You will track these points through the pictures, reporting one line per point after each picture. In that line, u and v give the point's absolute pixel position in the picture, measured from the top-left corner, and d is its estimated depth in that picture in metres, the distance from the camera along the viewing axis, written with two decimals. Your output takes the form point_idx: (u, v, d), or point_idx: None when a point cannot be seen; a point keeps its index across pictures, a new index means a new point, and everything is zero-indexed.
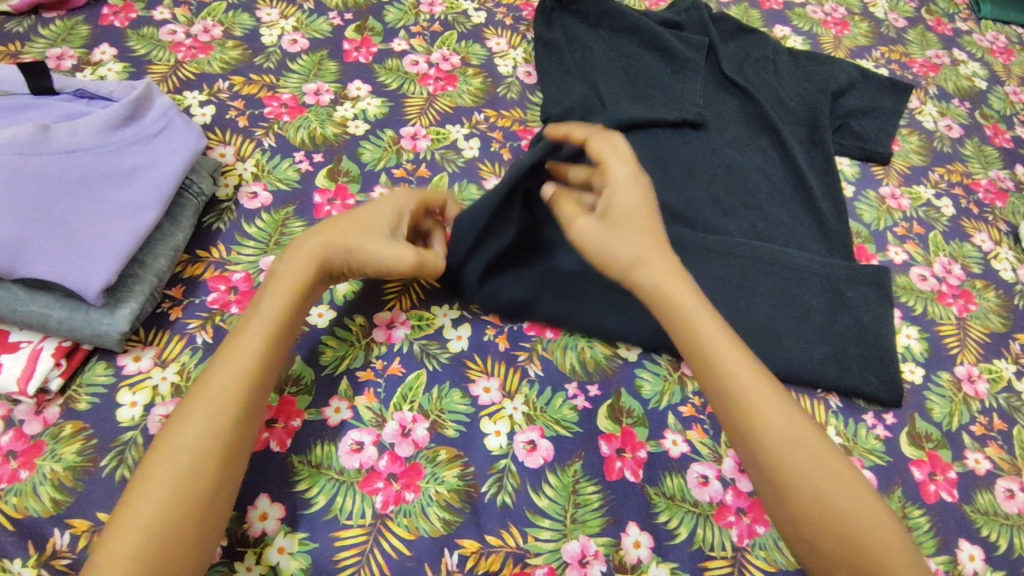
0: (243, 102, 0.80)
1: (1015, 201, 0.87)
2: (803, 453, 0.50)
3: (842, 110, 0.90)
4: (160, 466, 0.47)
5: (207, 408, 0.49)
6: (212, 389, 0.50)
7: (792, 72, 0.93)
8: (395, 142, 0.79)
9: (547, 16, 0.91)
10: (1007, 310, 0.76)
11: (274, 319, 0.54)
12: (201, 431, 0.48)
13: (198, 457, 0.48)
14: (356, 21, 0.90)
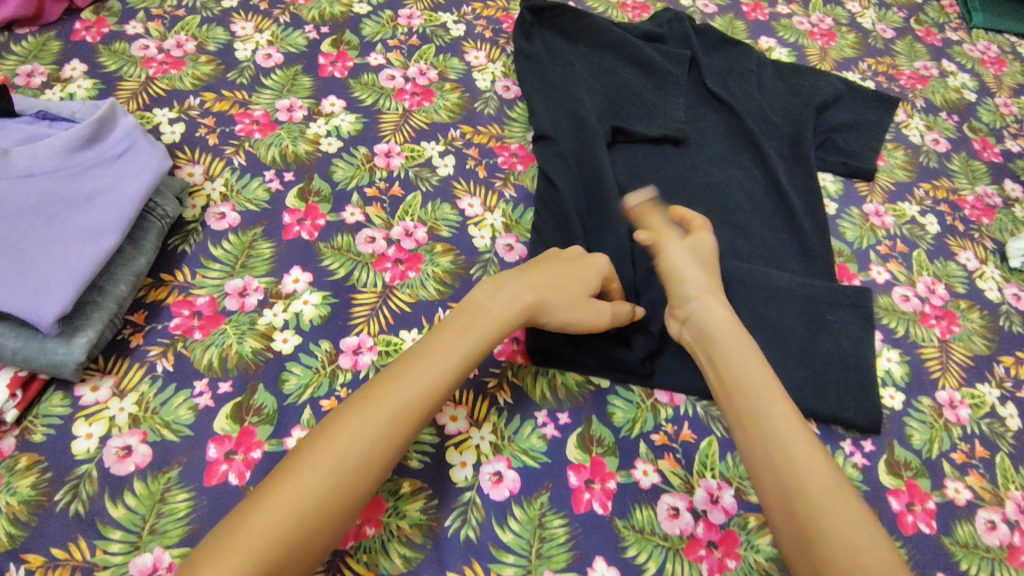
0: (213, 119, 0.75)
1: (1003, 217, 0.85)
2: (809, 461, 0.49)
3: (826, 124, 0.89)
4: (316, 463, 0.45)
5: (378, 423, 0.47)
6: (385, 400, 0.48)
7: (775, 86, 0.92)
8: (368, 160, 0.75)
9: (526, 31, 0.89)
10: (992, 331, 0.75)
11: (473, 352, 0.53)
12: (366, 445, 0.46)
13: (354, 470, 0.45)
14: (332, 34, 0.86)
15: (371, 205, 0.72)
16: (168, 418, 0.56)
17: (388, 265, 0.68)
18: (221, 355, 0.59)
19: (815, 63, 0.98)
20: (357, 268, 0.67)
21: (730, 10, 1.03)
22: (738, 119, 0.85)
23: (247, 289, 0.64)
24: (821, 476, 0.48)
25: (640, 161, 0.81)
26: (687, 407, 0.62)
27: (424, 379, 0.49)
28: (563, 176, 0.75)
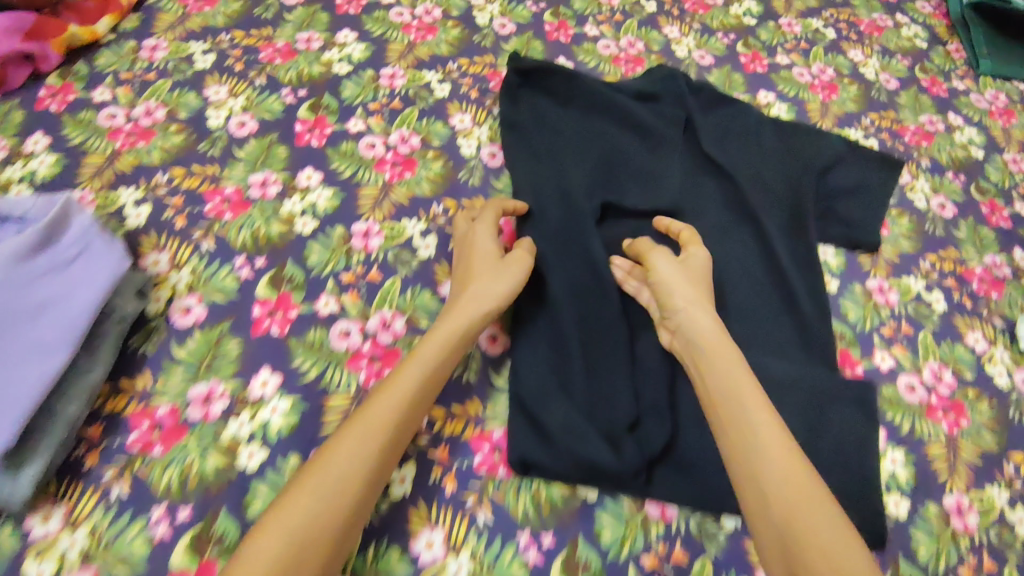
0: (181, 200, 0.71)
1: (1012, 291, 0.82)
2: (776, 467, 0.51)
3: (828, 190, 0.85)
4: (304, 493, 0.47)
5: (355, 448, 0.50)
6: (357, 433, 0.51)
7: (774, 146, 0.87)
8: (345, 242, 0.71)
9: (513, 94, 0.85)
10: (1000, 424, 0.72)
11: (441, 355, 0.58)
12: (348, 466, 0.49)
13: (340, 491, 0.48)
14: (310, 98, 0.82)
15: (347, 293, 0.68)
16: (123, 552, 0.53)
17: (363, 363, 0.64)
18: (181, 476, 0.56)
19: (816, 120, 0.94)
20: (329, 367, 0.63)
21: (728, 61, 0.99)
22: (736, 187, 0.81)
23: (211, 396, 0.61)
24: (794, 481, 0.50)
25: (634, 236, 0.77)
26: (679, 523, 0.60)
27: (390, 400, 0.53)
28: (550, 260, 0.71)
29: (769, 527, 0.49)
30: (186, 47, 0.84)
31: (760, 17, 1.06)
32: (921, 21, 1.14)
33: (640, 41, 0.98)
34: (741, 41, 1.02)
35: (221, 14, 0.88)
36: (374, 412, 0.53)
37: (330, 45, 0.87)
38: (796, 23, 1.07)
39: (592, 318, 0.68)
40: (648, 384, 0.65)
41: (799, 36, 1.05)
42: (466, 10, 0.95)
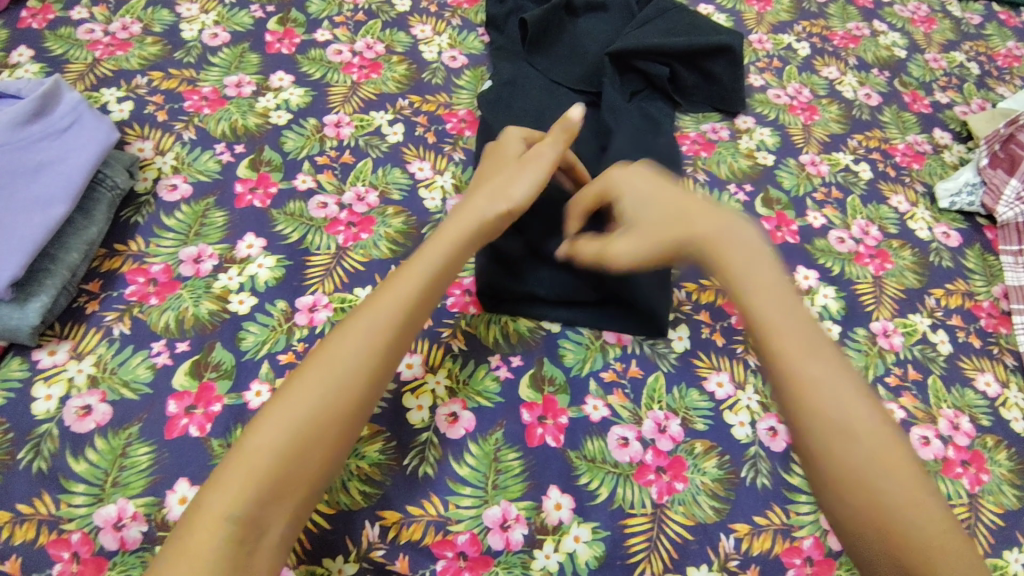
0: (162, 97, 0.82)
1: (932, 163, 0.90)
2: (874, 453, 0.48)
3: (735, 68, 0.87)
4: (283, 412, 0.49)
5: (332, 374, 0.51)
6: (335, 362, 0.52)
7: (683, 23, 0.89)
8: (319, 130, 0.82)
9: None
10: (923, 267, 0.80)
11: (413, 301, 0.56)
12: (328, 392, 0.51)
13: (322, 411, 0.50)
14: (278, 14, 0.92)
15: (322, 172, 0.78)
16: (127, 377, 0.62)
17: (340, 228, 0.74)
18: (177, 318, 0.66)
19: (752, 28, 1.03)
20: (309, 231, 0.74)
21: None
22: (650, 81, 0.87)
23: (200, 256, 0.70)
24: (887, 457, 0.47)
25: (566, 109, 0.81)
26: (635, 346, 0.67)
27: (365, 327, 0.53)
28: None
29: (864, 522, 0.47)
30: None
31: None
32: None
33: None
34: None
35: None
36: (338, 357, 0.52)
37: None
38: None
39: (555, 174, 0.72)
40: None
41: None
42: None
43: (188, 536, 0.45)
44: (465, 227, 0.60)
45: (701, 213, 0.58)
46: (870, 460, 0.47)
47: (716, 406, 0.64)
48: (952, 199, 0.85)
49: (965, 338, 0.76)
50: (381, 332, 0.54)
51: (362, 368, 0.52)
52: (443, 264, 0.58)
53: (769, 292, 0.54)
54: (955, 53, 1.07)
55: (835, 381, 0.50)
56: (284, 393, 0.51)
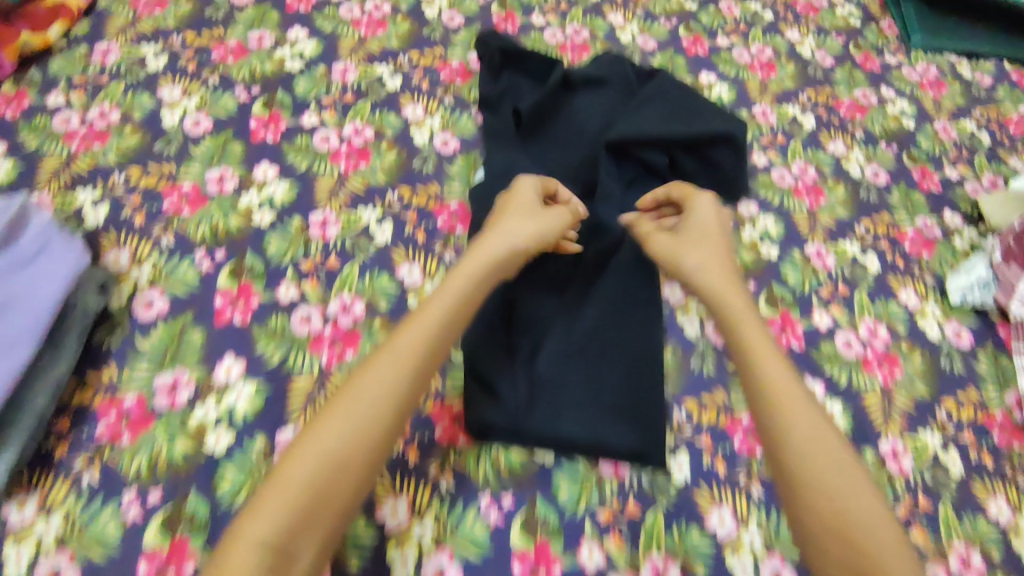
0: (139, 197, 0.73)
1: (943, 251, 0.87)
2: (823, 453, 0.54)
3: (738, 154, 0.83)
4: (319, 438, 0.51)
5: (363, 403, 0.53)
6: (367, 396, 0.53)
7: (683, 104, 0.86)
8: (303, 232, 0.74)
9: (495, 72, 0.87)
10: (933, 374, 0.76)
11: (434, 334, 0.57)
12: (359, 421, 0.52)
13: (355, 439, 0.52)
14: (264, 94, 0.84)
15: (307, 280, 0.70)
16: (96, 535, 0.56)
17: (324, 346, 0.66)
18: (150, 462, 0.59)
19: (755, 98, 0.98)
20: (291, 350, 0.66)
21: (670, 45, 1.02)
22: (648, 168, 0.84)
23: (177, 385, 0.63)
24: (827, 452, 0.54)
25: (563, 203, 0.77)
26: (632, 479, 0.64)
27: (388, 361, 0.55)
28: None
29: (813, 515, 0.52)
30: (138, 50, 0.85)
31: (701, 0, 1.09)
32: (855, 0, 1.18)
33: (586, 28, 1.01)
34: (683, 26, 1.05)
35: (172, 15, 0.89)
36: (369, 385, 0.54)
37: (281, 43, 0.89)
38: (736, 6, 1.11)
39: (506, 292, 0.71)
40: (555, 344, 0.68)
41: (738, 19, 1.09)
42: (415, 5, 0.97)
43: (227, 555, 0.47)
44: (484, 262, 0.63)
45: (707, 247, 0.68)
46: (822, 475, 0.53)
47: (719, 548, 0.61)
48: (964, 294, 0.81)
49: (977, 458, 0.72)
50: (412, 362, 0.56)
51: (385, 404, 0.54)
52: (463, 298, 0.60)
53: (756, 336, 0.61)
54: (964, 121, 1.04)
55: (800, 399, 0.57)
56: (311, 427, 0.52)
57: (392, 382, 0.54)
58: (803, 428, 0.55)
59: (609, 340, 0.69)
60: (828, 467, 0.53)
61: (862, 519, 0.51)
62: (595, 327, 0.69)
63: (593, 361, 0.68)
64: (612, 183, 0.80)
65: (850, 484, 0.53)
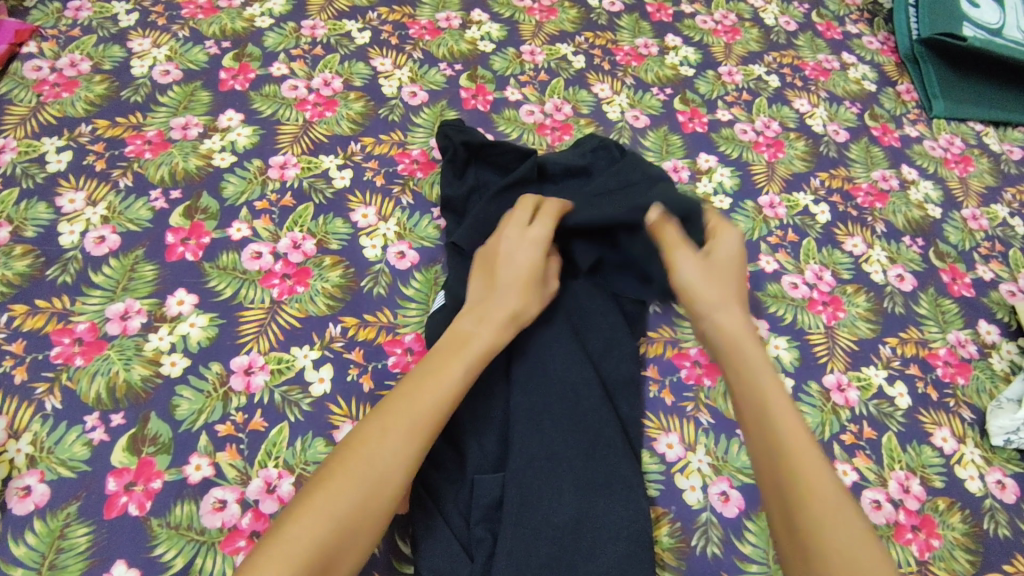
0: (23, 343, 0.61)
1: (980, 374, 0.77)
2: (829, 492, 0.48)
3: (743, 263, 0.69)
4: (333, 493, 0.45)
5: (376, 463, 0.46)
6: (379, 453, 0.47)
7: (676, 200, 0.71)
8: (223, 382, 0.61)
9: (458, 169, 0.73)
10: (975, 541, 0.66)
11: (456, 387, 0.52)
12: (369, 483, 0.46)
13: (371, 499, 0.45)
14: (185, 200, 0.71)
15: (224, 449, 0.58)
16: None
17: (240, 543, 0.54)
18: None
19: (761, 185, 0.86)
20: (198, 552, 0.54)
21: (665, 120, 0.90)
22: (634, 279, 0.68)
23: None
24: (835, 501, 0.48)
25: (534, 328, 0.63)
26: None
27: (407, 420, 0.49)
28: None
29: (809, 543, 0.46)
30: (38, 145, 0.73)
31: (697, 66, 0.97)
32: (869, 59, 1.06)
33: (568, 103, 0.88)
34: (679, 96, 0.93)
35: (82, 100, 0.77)
36: (386, 442, 0.47)
37: (210, 131, 0.76)
38: (737, 70, 0.98)
39: (453, 456, 0.58)
40: (521, 543, 0.52)
41: (740, 86, 0.97)
42: (370, 78, 0.85)
43: None
44: (502, 314, 0.58)
45: (727, 280, 0.59)
46: (833, 518, 0.47)
47: None
48: (1007, 436, 0.71)
49: None
50: (430, 419, 0.50)
51: (413, 459, 0.48)
52: (479, 356, 0.55)
53: (745, 339, 0.56)
54: (996, 207, 0.92)
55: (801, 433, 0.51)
56: (319, 484, 0.45)
57: (410, 438, 0.48)
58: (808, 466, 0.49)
59: (594, 534, 0.53)
60: (832, 511, 0.47)
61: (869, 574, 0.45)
62: (575, 516, 0.54)
63: (575, 566, 0.52)
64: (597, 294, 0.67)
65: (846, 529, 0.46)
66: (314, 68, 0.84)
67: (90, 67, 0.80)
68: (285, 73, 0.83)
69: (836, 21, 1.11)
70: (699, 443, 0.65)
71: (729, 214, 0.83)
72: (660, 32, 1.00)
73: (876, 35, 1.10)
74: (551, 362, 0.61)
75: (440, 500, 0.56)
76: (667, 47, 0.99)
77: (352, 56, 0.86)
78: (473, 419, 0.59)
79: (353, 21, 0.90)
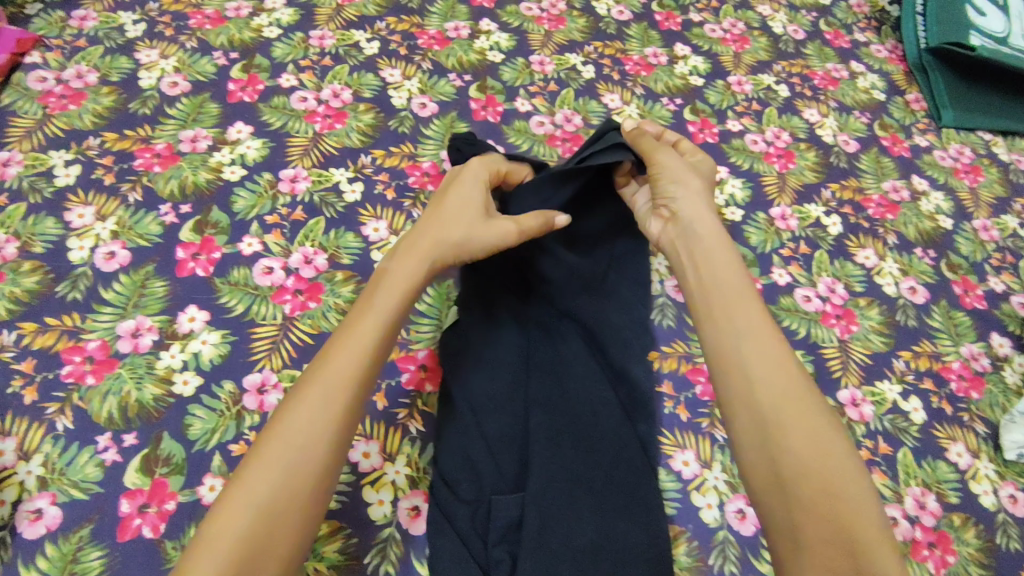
0: (33, 362, 0.60)
1: (993, 388, 0.76)
2: (788, 396, 0.49)
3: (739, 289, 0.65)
4: (258, 470, 0.44)
5: (294, 431, 0.46)
6: (295, 420, 0.46)
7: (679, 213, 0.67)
8: (236, 401, 0.61)
9: None
10: (991, 557, 0.65)
11: (372, 336, 0.51)
12: (290, 454, 0.45)
13: (293, 465, 0.45)
14: (195, 214, 0.70)
15: (238, 469, 0.57)
16: None
17: None
18: None
19: (772, 197, 0.86)
20: None
21: (675, 131, 0.89)
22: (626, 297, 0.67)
23: None
24: (795, 407, 0.49)
25: (552, 349, 0.63)
26: None
27: (325, 382, 0.48)
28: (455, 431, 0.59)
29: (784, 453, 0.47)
30: (45, 159, 0.72)
31: (707, 76, 0.97)
32: (878, 68, 1.06)
33: (578, 114, 0.88)
34: (689, 107, 0.93)
35: (89, 112, 0.76)
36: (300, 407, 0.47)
37: (220, 144, 0.76)
38: (746, 80, 0.98)
39: (470, 476, 0.57)
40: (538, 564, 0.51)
41: (750, 96, 0.96)
42: (380, 89, 0.84)
43: None
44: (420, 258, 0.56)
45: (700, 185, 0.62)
46: (797, 429, 0.47)
47: None
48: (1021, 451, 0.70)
49: None
50: (346, 375, 0.48)
51: (331, 419, 0.47)
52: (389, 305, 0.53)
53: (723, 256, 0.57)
54: (1006, 217, 0.92)
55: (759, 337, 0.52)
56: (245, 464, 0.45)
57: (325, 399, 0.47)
58: (761, 369, 0.50)
59: (614, 557, 0.52)
60: (793, 419, 0.48)
61: (845, 500, 0.45)
62: (595, 539, 0.53)
63: None
64: (619, 302, 0.66)
65: (812, 436, 0.47)
66: (323, 79, 0.83)
67: (97, 78, 0.79)
68: (294, 84, 0.82)
69: (844, 29, 1.10)
70: (715, 460, 0.65)
71: (742, 226, 0.82)
72: (669, 42, 1.00)
73: (884, 44, 1.10)
74: (569, 382, 0.61)
75: (457, 523, 0.55)
76: (676, 56, 0.98)
77: (362, 67, 0.85)
78: (490, 438, 0.58)
79: (362, 31, 0.89)
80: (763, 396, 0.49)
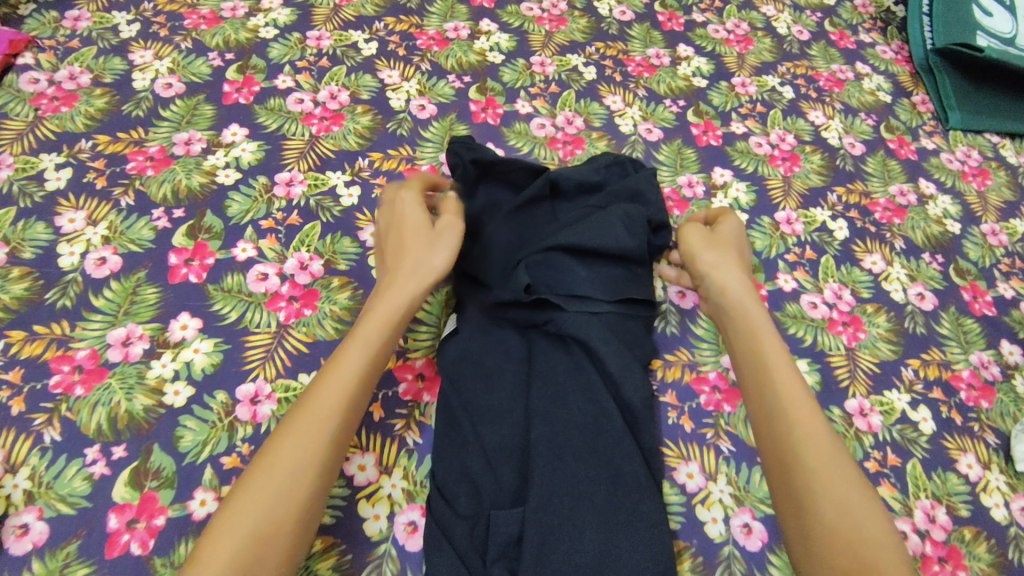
0: (21, 371, 0.59)
1: (1003, 397, 0.75)
2: (815, 439, 0.54)
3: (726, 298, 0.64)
4: (243, 505, 0.45)
5: (277, 469, 0.46)
6: (279, 460, 0.47)
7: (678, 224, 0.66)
8: (228, 412, 0.59)
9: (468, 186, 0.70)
10: (1004, 572, 0.64)
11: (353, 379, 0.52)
12: (276, 488, 0.46)
13: (275, 500, 0.45)
14: (188, 219, 0.69)
15: (230, 482, 0.56)
16: None
17: None
18: None
19: (777, 201, 0.84)
20: None
21: (678, 133, 0.88)
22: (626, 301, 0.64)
23: None
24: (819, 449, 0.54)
25: (554, 359, 0.61)
26: None
27: (307, 423, 0.49)
28: (455, 444, 0.58)
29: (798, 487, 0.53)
30: (36, 162, 0.70)
31: (710, 77, 0.95)
32: (883, 69, 1.05)
33: (579, 116, 0.86)
34: (692, 108, 0.91)
35: (81, 114, 0.75)
36: (280, 451, 0.47)
37: (214, 147, 0.74)
38: (750, 81, 0.96)
39: (468, 491, 0.56)
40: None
41: (754, 98, 0.95)
42: (378, 90, 0.82)
43: None
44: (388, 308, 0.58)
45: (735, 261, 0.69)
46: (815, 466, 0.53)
47: None
48: None
49: None
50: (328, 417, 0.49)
51: (311, 460, 0.47)
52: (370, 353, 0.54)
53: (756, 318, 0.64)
54: (1015, 221, 0.90)
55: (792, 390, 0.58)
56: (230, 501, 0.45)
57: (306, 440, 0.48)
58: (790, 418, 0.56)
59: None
60: (814, 458, 0.53)
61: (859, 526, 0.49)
62: (597, 556, 0.51)
63: None
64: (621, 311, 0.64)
65: (832, 473, 0.52)
66: (320, 80, 0.82)
67: (90, 80, 0.77)
68: (290, 85, 0.81)
69: (849, 30, 1.09)
70: (720, 472, 0.64)
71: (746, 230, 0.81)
72: (672, 43, 0.98)
73: (890, 44, 1.09)
74: (569, 394, 0.59)
75: (455, 538, 0.54)
76: (679, 57, 0.97)
77: (359, 68, 0.84)
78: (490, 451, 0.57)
79: (360, 32, 0.88)
80: (792, 439, 0.55)
